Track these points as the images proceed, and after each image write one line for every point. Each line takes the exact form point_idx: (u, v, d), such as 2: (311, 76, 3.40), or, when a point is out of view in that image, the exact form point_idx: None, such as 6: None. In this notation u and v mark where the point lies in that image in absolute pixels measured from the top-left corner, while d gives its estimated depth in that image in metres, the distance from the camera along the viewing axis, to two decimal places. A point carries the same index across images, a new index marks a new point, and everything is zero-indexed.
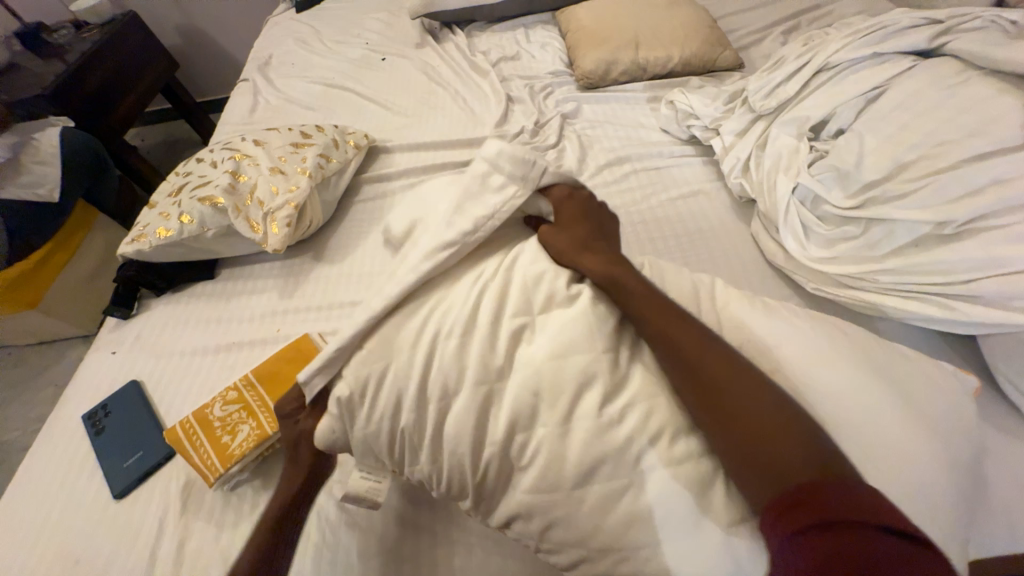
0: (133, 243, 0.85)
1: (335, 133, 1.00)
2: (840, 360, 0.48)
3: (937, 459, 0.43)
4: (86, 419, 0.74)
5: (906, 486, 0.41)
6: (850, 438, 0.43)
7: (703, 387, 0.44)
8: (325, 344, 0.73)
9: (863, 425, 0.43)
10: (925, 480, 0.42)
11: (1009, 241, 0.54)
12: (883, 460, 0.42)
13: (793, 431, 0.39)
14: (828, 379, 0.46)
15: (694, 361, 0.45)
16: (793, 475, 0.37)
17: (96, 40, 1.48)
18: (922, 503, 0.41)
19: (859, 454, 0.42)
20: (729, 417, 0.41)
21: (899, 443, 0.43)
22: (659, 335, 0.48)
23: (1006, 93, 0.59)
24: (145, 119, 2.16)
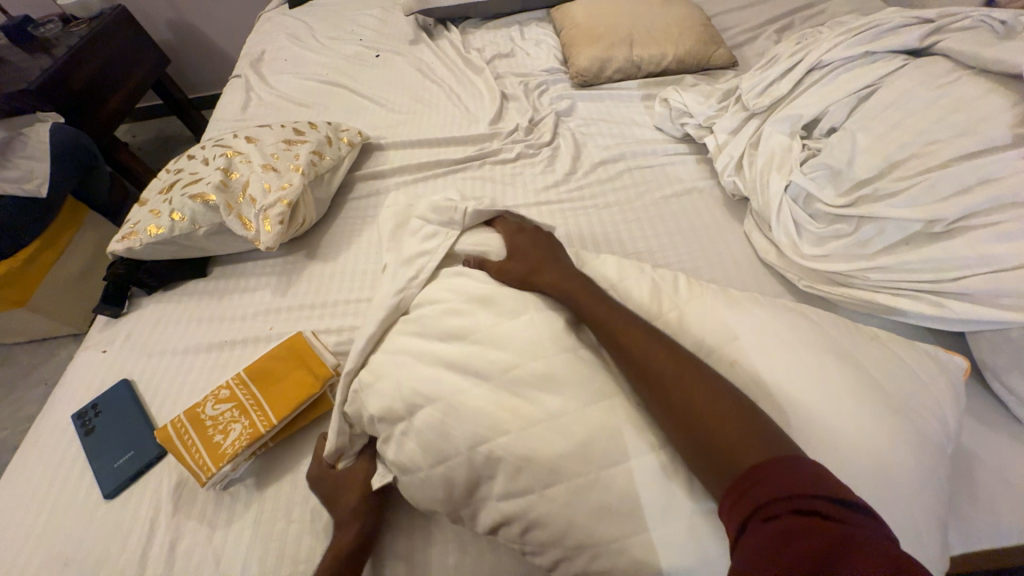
0: (123, 240, 0.84)
1: (328, 130, 0.99)
2: (806, 352, 0.49)
3: (905, 446, 0.44)
4: (76, 419, 0.73)
5: (871, 474, 0.42)
6: (814, 429, 0.44)
7: (661, 382, 0.45)
8: (317, 342, 0.72)
9: (833, 421, 0.44)
10: (892, 466, 0.43)
11: (999, 238, 0.54)
12: (851, 454, 0.43)
13: (745, 420, 0.40)
14: (797, 374, 0.47)
15: (647, 360, 0.46)
16: (737, 451, 0.38)
17: (85, 34, 1.45)
18: (888, 489, 0.42)
19: (823, 444, 0.43)
20: (693, 411, 0.42)
21: (868, 437, 0.43)
22: (617, 337, 0.50)
23: (994, 93, 0.59)
24: (136, 115, 2.13)
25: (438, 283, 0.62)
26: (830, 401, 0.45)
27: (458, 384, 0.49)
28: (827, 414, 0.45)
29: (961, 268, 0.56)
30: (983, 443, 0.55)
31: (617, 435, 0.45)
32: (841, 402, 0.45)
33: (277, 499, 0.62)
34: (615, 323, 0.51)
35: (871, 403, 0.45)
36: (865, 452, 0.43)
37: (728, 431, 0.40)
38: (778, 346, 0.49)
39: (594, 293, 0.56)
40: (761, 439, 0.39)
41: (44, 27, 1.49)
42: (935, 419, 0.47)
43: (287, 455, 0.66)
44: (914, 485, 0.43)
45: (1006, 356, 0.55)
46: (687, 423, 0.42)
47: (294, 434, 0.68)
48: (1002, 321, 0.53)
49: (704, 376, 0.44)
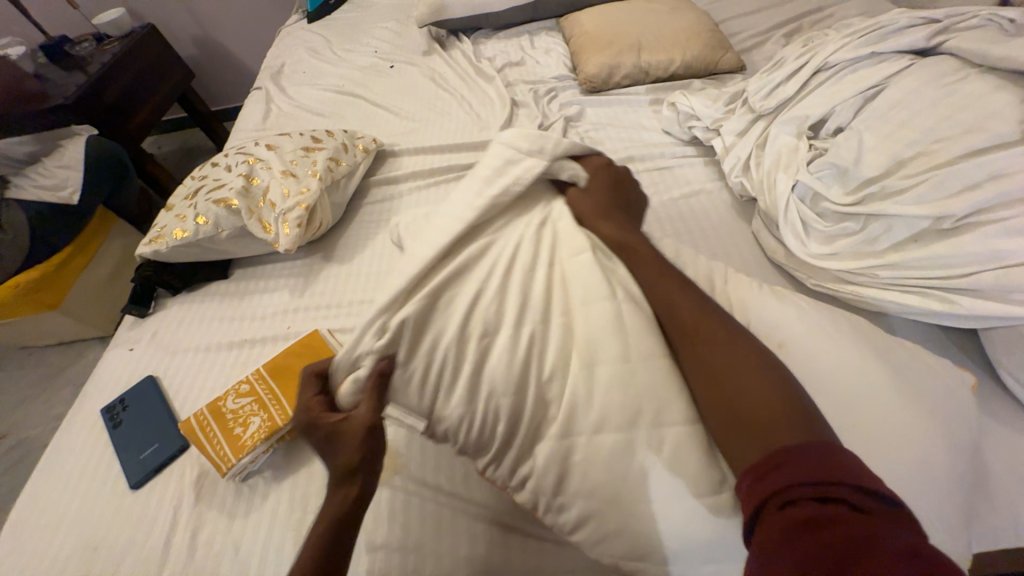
0: (150, 243, 0.88)
1: (344, 137, 1.03)
2: (850, 345, 0.49)
3: (939, 443, 0.44)
4: (105, 413, 0.76)
5: (906, 468, 0.42)
6: (849, 422, 0.44)
7: (705, 364, 0.45)
8: (335, 340, 0.75)
9: (870, 415, 0.44)
10: (927, 462, 0.43)
11: (1008, 234, 0.54)
12: (877, 445, 0.43)
13: (785, 408, 0.40)
14: (824, 365, 0.47)
15: (700, 337, 0.46)
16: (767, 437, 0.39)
17: (116, 51, 1.53)
18: (916, 485, 0.42)
19: (857, 436, 0.44)
20: (726, 391, 0.42)
21: (897, 428, 0.44)
22: (671, 315, 0.49)
23: (1002, 90, 0.59)
24: (162, 127, 2.23)
25: (493, 232, 0.56)
26: (857, 391, 0.46)
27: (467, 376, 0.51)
28: (850, 404, 0.45)
29: (973, 264, 0.56)
30: (1000, 440, 0.54)
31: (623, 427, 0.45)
32: (873, 395, 0.45)
33: (293, 491, 0.64)
34: (669, 299, 0.50)
35: (901, 398, 0.45)
36: (888, 443, 0.43)
37: (768, 417, 0.39)
38: (807, 338, 0.50)
39: (657, 259, 0.55)
40: (795, 427, 0.39)
41: (79, 45, 1.58)
42: (964, 418, 0.47)
43: (303, 449, 0.68)
44: (945, 481, 0.43)
45: (1019, 353, 0.54)
46: (721, 402, 0.42)
47: None
48: (1012, 317, 0.53)
49: (749, 361, 0.43)
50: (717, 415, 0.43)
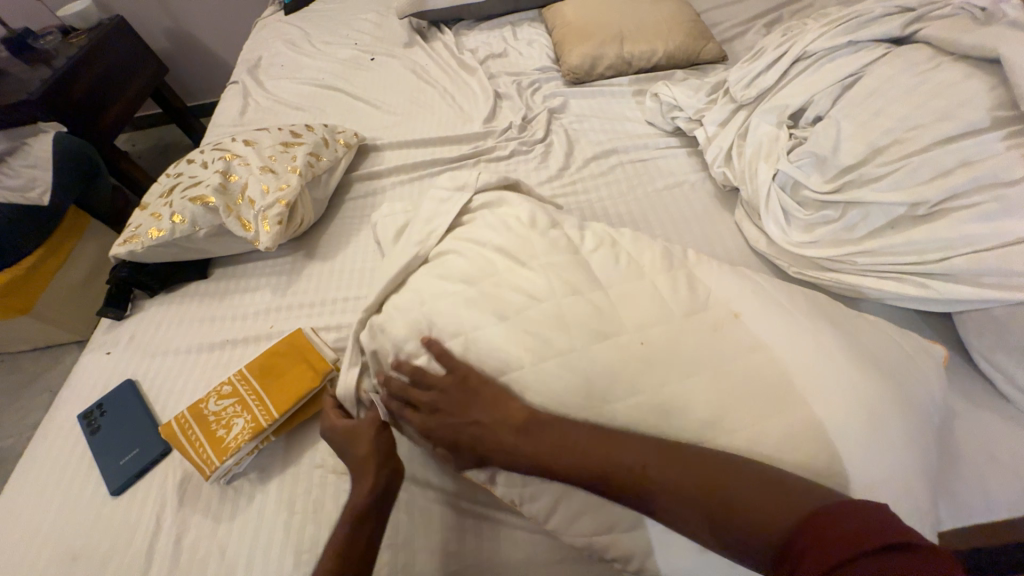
0: (125, 243, 0.85)
1: (324, 132, 1.01)
2: (797, 315, 0.51)
3: (890, 402, 0.45)
4: (82, 419, 0.74)
5: (857, 428, 0.43)
6: (801, 381, 0.45)
7: (663, 479, 0.40)
8: (319, 339, 0.74)
9: (819, 376, 0.45)
10: (879, 422, 0.44)
11: (981, 219, 0.54)
12: (848, 427, 0.43)
13: (762, 483, 0.38)
14: (789, 347, 0.47)
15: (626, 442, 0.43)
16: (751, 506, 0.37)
17: (83, 44, 1.48)
18: (871, 447, 0.42)
19: (808, 395, 0.44)
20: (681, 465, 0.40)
21: (846, 387, 0.45)
22: (589, 461, 0.42)
23: (974, 78, 0.61)
24: (135, 123, 2.16)
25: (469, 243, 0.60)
26: (809, 358, 0.46)
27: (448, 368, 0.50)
28: (814, 386, 0.44)
29: (945, 248, 0.57)
30: (968, 421, 0.56)
31: (609, 416, 0.45)
32: (822, 357, 0.46)
33: (280, 491, 0.63)
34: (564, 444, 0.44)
35: (867, 378, 0.46)
36: (839, 406, 0.44)
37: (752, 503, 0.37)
38: (769, 319, 0.50)
39: (645, 259, 0.56)
40: (791, 491, 0.38)
41: (44, 38, 1.52)
42: (917, 383, 0.49)
43: (290, 449, 0.67)
44: (901, 441, 0.44)
45: (990, 337, 0.56)
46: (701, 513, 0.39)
47: (295, 428, 0.68)
48: (983, 300, 0.54)
49: (688, 452, 0.41)
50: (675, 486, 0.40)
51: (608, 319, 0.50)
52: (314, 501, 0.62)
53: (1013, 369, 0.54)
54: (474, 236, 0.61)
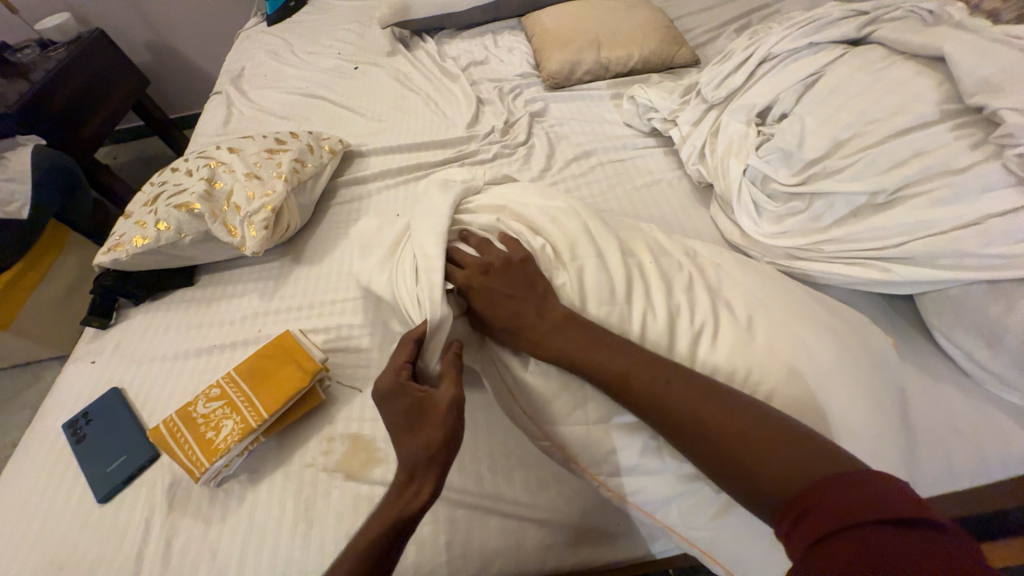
0: (109, 252, 0.85)
1: (309, 139, 1.02)
2: (768, 295, 0.54)
3: (857, 368, 0.49)
4: (68, 428, 0.74)
5: (824, 386, 0.47)
6: (781, 353, 0.48)
7: (683, 422, 0.42)
8: (307, 340, 0.74)
9: (800, 343, 0.49)
10: (846, 384, 0.47)
11: (934, 205, 0.58)
12: (825, 393, 0.47)
13: (775, 432, 0.40)
14: (763, 322, 0.51)
15: (647, 388, 0.44)
16: (766, 461, 0.38)
17: (63, 58, 1.47)
18: (839, 407, 0.46)
19: (789, 361, 0.48)
20: (703, 420, 0.42)
21: (815, 356, 0.48)
22: (607, 372, 0.46)
23: (923, 75, 0.65)
24: (116, 137, 2.15)
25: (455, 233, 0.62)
26: (782, 332, 0.50)
27: (478, 281, 0.54)
28: (801, 356, 0.48)
29: (904, 234, 0.60)
30: (934, 394, 0.59)
31: (642, 357, 0.47)
32: (795, 331, 0.50)
33: (271, 490, 0.64)
34: (584, 356, 0.47)
35: (846, 350, 0.49)
36: (811, 367, 0.48)
37: (754, 445, 0.39)
38: (762, 299, 0.54)
39: (624, 250, 0.59)
40: (808, 451, 0.38)
41: (22, 52, 1.51)
42: (886, 346, 0.53)
43: (280, 449, 0.67)
44: (869, 403, 0.47)
45: (948, 314, 0.59)
46: (704, 447, 0.41)
47: (285, 428, 0.69)
48: (941, 280, 0.57)
49: (718, 397, 0.43)
50: (688, 433, 0.42)
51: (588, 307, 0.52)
52: (306, 498, 0.62)
53: (968, 343, 0.57)
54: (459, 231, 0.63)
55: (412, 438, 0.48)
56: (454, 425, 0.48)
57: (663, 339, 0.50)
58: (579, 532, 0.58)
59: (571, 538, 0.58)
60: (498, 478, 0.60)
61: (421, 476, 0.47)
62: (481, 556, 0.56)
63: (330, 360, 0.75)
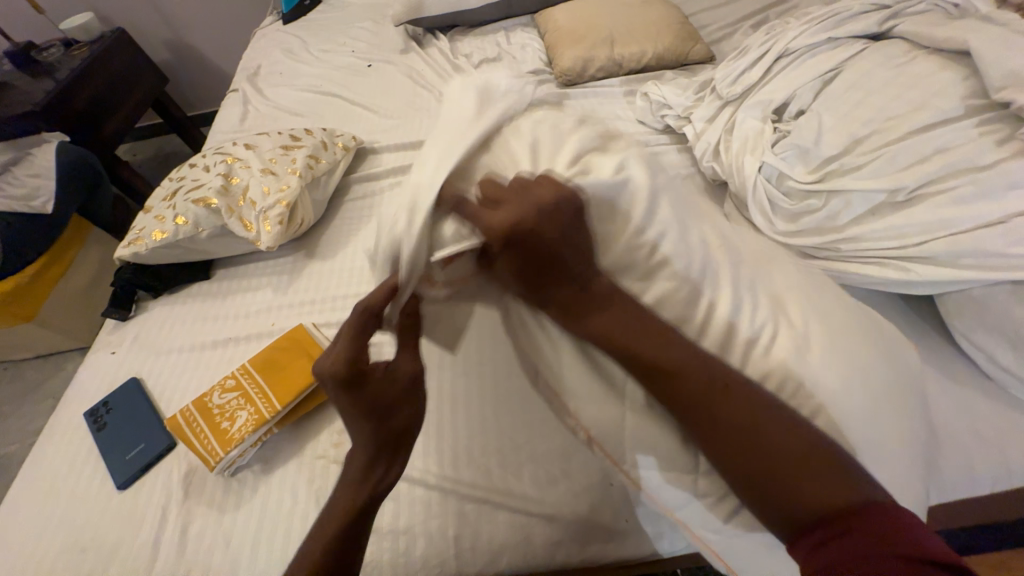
0: (129, 246, 0.88)
1: (323, 135, 1.03)
2: (816, 285, 0.49)
3: (895, 375, 0.46)
4: (88, 416, 0.76)
5: (872, 395, 0.43)
6: (840, 360, 0.43)
7: (718, 430, 0.38)
8: (320, 334, 0.75)
9: (854, 345, 0.44)
10: (888, 394, 0.44)
11: (956, 203, 0.56)
12: (874, 416, 0.42)
13: (815, 456, 0.37)
14: (820, 317, 0.45)
15: (683, 389, 0.39)
16: (800, 484, 0.36)
17: (85, 56, 1.51)
18: (885, 416, 0.43)
19: (844, 366, 0.43)
20: (740, 431, 0.38)
21: (865, 360, 0.44)
22: (648, 363, 0.40)
23: (947, 69, 0.63)
24: (136, 134, 2.20)
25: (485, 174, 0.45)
26: (837, 331, 0.44)
27: (502, 249, 0.40)
28: (862, 371, 0.43)
29: (923, 233, 0.59)
30: (954, 398, 0.58)
31: (685, 354, 0.40)
32: (848, 332, 0.45)
33: (283, 480, 0.65)
34: (632, 342, 0.40)
35: (890, 358, 0.46)
36: (865, 375, 0.43)
37: (795, 470, 0.37)
38: (812, 291, 0.48)
39: None
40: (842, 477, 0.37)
41: (47, 51, 1.56)
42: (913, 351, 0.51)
43: (291, 442, 0.68)
44: (900, 413, 0.45)
45: (969, 316, 0.58)
46: (745, 470, 0.38)
47: (298, 420, 0.70)
48: (963, 281, 0.56)
49: (761, 408, 0.38)
50: (718, 446, 0.39)
51: (640, 273, 0.44)
52: (317, 489, 0.63)
53: (991, 345, 0.56)
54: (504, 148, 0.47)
55: (366, 426, 0.46)
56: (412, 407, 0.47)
57: (715, 313, 0.43)
58: (588, 530, 0.58)
59: (579, 536, 0.58)
60: (508, 476, 0.60)
61: (377, 464, 0.48)
62: (489, 550, 0.57)
63: None
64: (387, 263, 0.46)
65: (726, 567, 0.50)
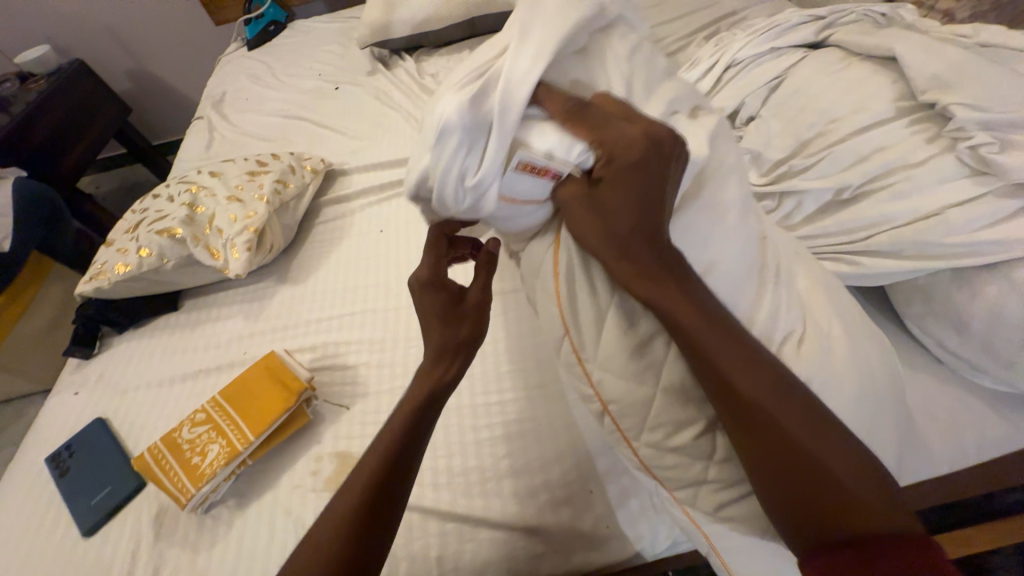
0: (91, 281, 0.85)
1: (291, 160, 1.03)
2: (839, 295, 0.51)
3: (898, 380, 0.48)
4: (50, 462, 0.73)
5: (882, 398, 0.45)
6: (864, 368, 0.45)
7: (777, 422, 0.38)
8: (293, 360, 0.74)
9: (869, 355, 0.47)
10: (893, 397, 0.47)
11: (895, 198, 0.60)
12: (858, 411, 0.43)
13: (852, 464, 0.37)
14: (840, 325, 0.47)
15: (749, 377, 0.39)
16: (840, 493, 0.36)
17: (42, 89, 1.49)
18: (890, 412, 0.46)
19: (865, 372, 0.45)
20: (797, 425, 0.38)
21: (876, 367, 0.47)
22: (724, 343, 0.40)
23: (879, 73, 0.68)
24: (99, 166, 2.15)
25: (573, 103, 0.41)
26: (855, 341, 0.47)
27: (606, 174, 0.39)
28: (862, 369, 0.45)
29: (869, 228, 0.62)
30: (911, 383, 0.60)
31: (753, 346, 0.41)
32: (864, 342, 0.48)
33: (259, 513, 0.63)
34: (696, 317, 0.40)
35: (886, 353, 0.49)
36: (876, 381, 0.46)
37: (839, 475, 0.37)
38: (833, 298, 0.50)
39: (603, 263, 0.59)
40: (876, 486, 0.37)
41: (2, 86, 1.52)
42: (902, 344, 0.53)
43: (267, 472, 0.67)
44: (891, 412, 0.46)
45: (919, 303, 0.61)
46: (786, 469, 0.37)
47: (273, 450, 0.68)
48: (907, 272, 0.59)
49: (813, 409, 0.39)
50: (770, 440, 0.38)
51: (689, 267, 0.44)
52: (296, 519, 0.62)
53: (939, 331, 0.59)
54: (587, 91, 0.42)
55: (437, 332, 0.50)
56: (475, 328, 0.51)
57: None
58: (571, 539, 0.57)
59: (563, 547, 0.57)
60: (490, 492, 0.59)
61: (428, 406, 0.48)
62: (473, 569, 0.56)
63: (316, 379, 0.74)
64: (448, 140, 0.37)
65: (718, 558, 0.49)
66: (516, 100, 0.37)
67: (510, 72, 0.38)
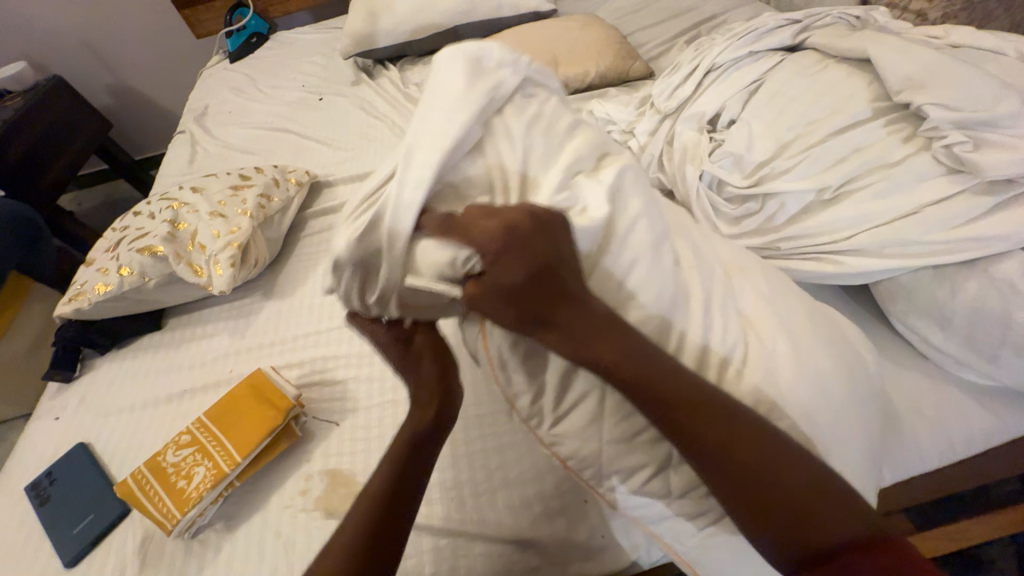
0: (70, 302, 0.84)
1: (274, 172, 1.02)
2: (792, 300, 0.49)
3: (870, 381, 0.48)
4: (30, 490, 0.71)
5: (854, 398, 0.45)
6: (827, 377, 0.44)
7: (732, 466, 0.36)
8: (279, 378, 0.73)
9: (834, 356, 0.46)
10: (865, 397, 0.46)
11: (875, 198, 0.61)
12: (837, 422, 0.42)
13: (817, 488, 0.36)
14: (806, 329, 0.46)
15: (689, 427, 0.36)
16: (810, 517, 0.35)
17: (19, 106, 1.46)
18: (864, 413, 0.45)
19: (828, 377, 0.44)
20: (753, 470, 0.35)
21: (845, 365, 0.46)
22: (660, 391, 0.37)
23: (854, 76, 0.69)
24: (81, 182, 2.11)
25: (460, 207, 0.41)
26: (822, 344, 0.46)
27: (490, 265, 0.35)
28: (836, 369, 0.45)
29: (850, 228, 0.62)
30: (896, 380, 0.61)
31: (693, 387, 0.37)
32: (831, 342, 0.47)
33: (248, 535, 0.62)
34: (625, 374, 0.37)
35: (849, 359, 0.47)
36: (848, 383, 0.45)
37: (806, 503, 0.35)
38: (788, 302, 0.48)
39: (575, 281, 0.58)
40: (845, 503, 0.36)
41: None
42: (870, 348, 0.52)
43: (255, 493, 0.65)
44: (868, 412, 0.46)
45: (902, 300, 0.61)
46: (753, 504, 0.35)
47: (261, 470, 0.67)
48: (889, 270, 0.59)
49: (771, 442, 0.37)
50: (727, 486, 0.36)
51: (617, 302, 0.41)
52: (285, 540, 0.60)
53: (922, 327, 0.59)
54: (486, 161, 0.41)
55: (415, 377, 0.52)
56: (440, 364, 0.52)
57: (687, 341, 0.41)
58: (565, 551, 0.57)
59: (556, 558, 0.57)
60: (481, 507, 0.58)
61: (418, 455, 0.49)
62: None
63: (303, 396, 0.73)
64: (352, 278, 0.43)
65: None
66: (397, 227, 0.38)
67: (394, 202, 0.39)
